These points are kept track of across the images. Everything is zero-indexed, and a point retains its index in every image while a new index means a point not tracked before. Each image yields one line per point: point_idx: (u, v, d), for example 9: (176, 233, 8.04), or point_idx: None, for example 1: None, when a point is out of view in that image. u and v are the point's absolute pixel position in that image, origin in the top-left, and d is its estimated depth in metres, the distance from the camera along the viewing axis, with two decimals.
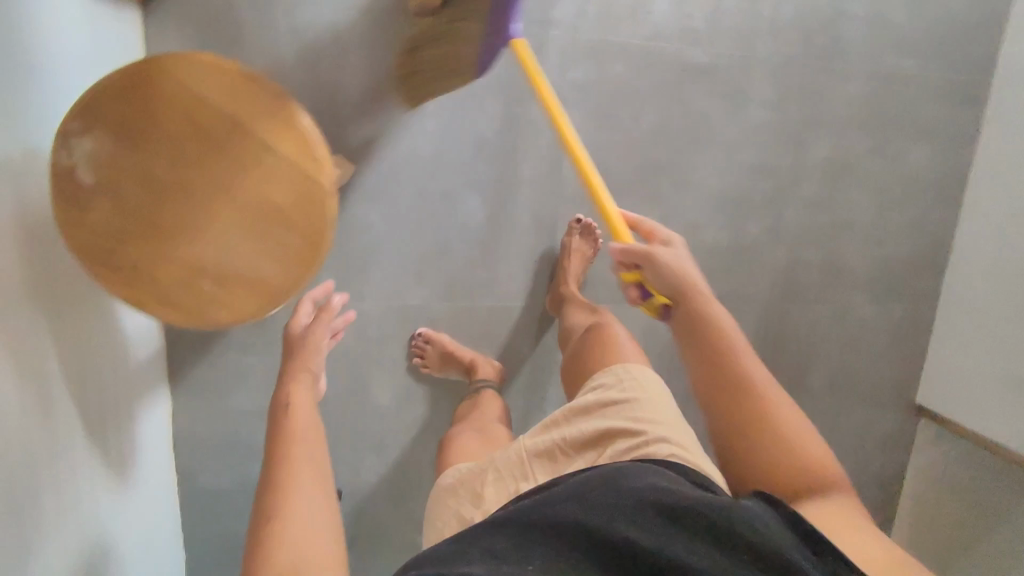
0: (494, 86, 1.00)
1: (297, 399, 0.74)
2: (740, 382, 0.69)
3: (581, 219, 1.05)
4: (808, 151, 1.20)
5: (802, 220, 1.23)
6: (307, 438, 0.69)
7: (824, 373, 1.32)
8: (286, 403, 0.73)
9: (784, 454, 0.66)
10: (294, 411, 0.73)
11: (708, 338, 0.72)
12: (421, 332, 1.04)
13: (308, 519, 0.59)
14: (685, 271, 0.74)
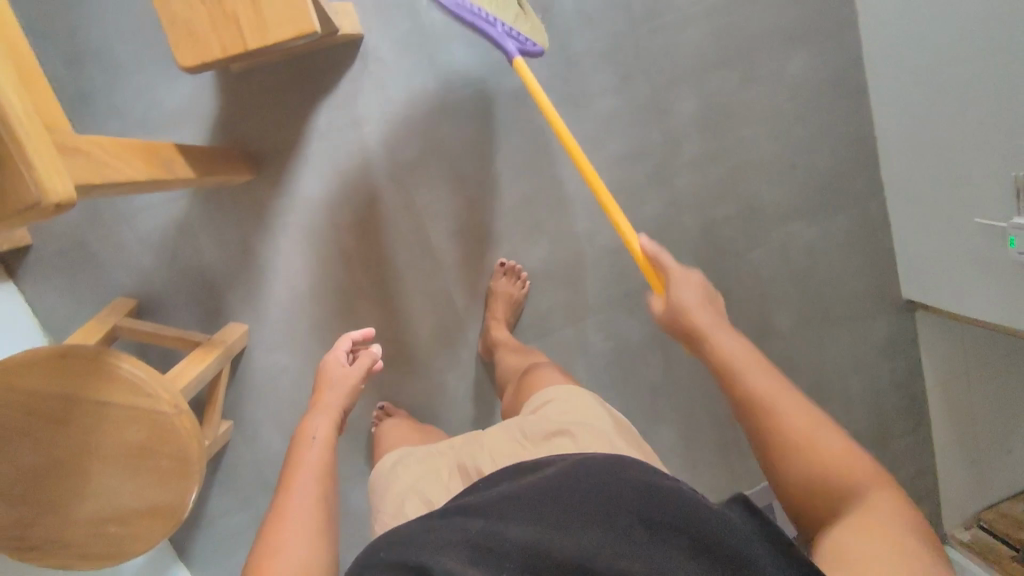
0: (336, 201, 1.03)
1: (324, 433, 0.73)
2: (768, 426, 0.57)
3: (506, 263, 1.09)
4: (674, 114, 1.15)
5: (699, 180, 1.18)
6: (316, 471, 0.67)
7: (787, 310, 1.29)
8: (308, 437, 0.72)
9: (823, 481, 0.54)
10: (317, 445, 0.71)
11: (728, 379, 0.61)
12: (382, 406, 1.09)
13: (304, 542, 0.59)
14: (690, 315, 0.67)
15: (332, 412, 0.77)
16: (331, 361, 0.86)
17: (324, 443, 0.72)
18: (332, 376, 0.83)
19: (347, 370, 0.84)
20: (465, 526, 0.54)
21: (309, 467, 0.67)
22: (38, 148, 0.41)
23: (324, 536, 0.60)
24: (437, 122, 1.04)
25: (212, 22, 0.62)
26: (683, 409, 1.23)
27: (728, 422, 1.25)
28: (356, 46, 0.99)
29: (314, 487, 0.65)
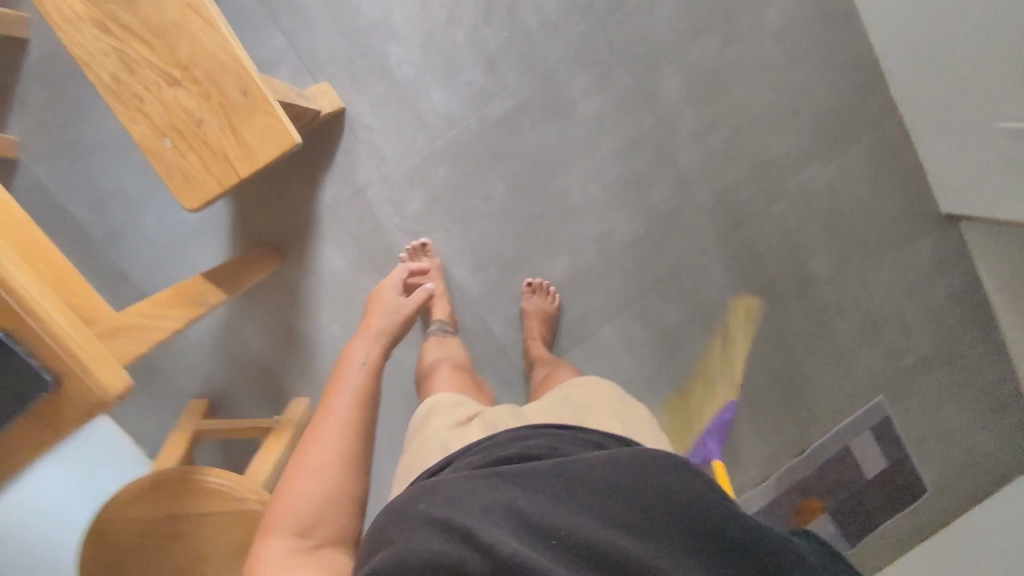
0: (360, 266, 1.05)
1: (371, 359, 0.73)
2: None
3: (533, 282, 1.11)
4: (662, 96, 1.13)
5: (702, 153, 1.17)
6: (355, 396, 0.68)
7: (823, 255, 1.26)
8: (355, 362, 0.72)
9: None
10: (362, 371, 0.71)
11: None
12: (428, 246, 1.05)
13: (337, 459, 0.62)
14: None
15: (381, 342, 0.77)
16: (384, 293, 0.88)
17: (367, 371, 0.71)
18: (385, 309, 0.84)
19: (398, 302, 0.86)
20: (543, 498, 0.49)
21: (348, 390, 0.68)
22: (88, 350, 0.46)
23: (355, 451, 0.64)
24: (434, 167, 1.06)
25: (208, 163, 0.65)
26: None
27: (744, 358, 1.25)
28: (341, 119, 1.01)
29: (351, 409, 0.66)
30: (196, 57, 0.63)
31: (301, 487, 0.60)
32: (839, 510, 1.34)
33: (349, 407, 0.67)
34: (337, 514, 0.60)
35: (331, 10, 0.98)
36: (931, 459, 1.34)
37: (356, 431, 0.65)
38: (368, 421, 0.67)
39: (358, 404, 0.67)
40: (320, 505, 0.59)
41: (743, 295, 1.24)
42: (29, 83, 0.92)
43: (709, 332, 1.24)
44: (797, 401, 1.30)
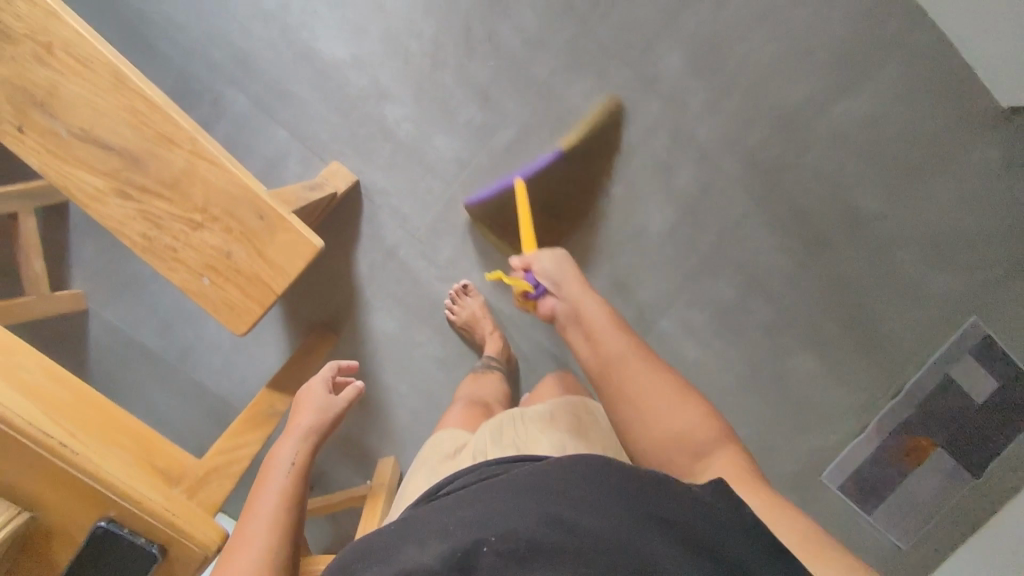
0: (409, 322, 1.08)
1: (300, 459, 0.68)
2: None
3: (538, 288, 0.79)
4: (664, 76, 1.10)
5: (718, 122, 1.12)
6: (281, 498, 0.64)
7: (875, 188, 1.16)
8: (282, 464, 0.67)
9: None
10: (290, 474, 0.66)
11: None
12: (467, 284, 1.06)
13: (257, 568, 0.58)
14: None
15: (312, 436, 0.72)
16: (314, 387, 0.77)
17: (296, 472, 0.67)
18: (318, 395, 0.77)
19: (328, 398, 0.77)
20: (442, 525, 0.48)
21: (271, 494, 0.64)
22: (197, 527, 0.52)
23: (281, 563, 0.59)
24: (454, 210, 1.06)
25: (245, 290, 0.69)
26: (804, 332, 1.21)
27: (810, 314, 1.21)
28: (356, 190, 1.04)
29: (277, 514, 0.62)
30: (209, 196, 0.67)
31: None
32: (958, 445, 1.22)
33: (276, 510, 0.63)
34: None
35: (321, 91, 1.00)
36: None
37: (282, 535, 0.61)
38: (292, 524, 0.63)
39: (287, 506, 0.64)
40: None
41: (798, 252, 1.18)
42: (78, 235, 0.99)
43: (767, 297, 1.19)
44: (881, 346, 1.22)
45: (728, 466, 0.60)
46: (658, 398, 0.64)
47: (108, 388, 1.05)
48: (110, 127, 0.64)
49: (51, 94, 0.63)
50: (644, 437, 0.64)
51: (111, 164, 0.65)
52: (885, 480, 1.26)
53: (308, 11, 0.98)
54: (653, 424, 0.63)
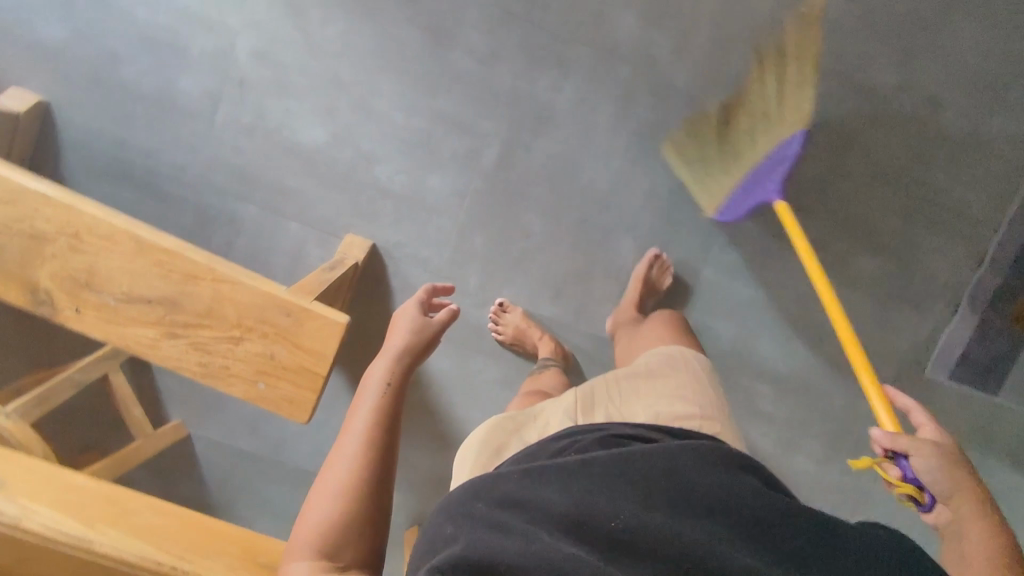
0: (463, 354, 1.13)
1: (395, 377, 0.71)
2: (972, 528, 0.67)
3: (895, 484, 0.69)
4: (624, 39, 1.07)
5: (696, 63, 1.10)
6: (376, 411, 0.67)
7: (883, 62, 1.10)
8: (378, 382, 0.70)
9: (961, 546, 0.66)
10: (383, 392, 0.69)
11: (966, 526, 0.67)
12: (501, 302, 1.11)
13: (350, 467, 0.63)
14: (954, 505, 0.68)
15: (405, 352, 0.74)
16: (408, 311, 0.80)
17: (391, 390, 0.70)
18: (414, 322, 0.78)
19: (424, 318, 0.79)
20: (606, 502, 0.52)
21: (368, 409, 0.67)
22: None
23: (379, 469, 0.64)
24: (471, 239, 1.10)
25: (300, 381, 0.76)
26: (852, 233, 1.17)
27: (854, 211, 1.16)
28: (376, 252, 1.09)
29: (373, 423, 0.66)
30: (243, 312, 0.74)
31: (318, 525, 0.59)
32: None
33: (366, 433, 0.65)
34: (352, 533, 0.60)
35: (316, 175, 1.05)
36: None
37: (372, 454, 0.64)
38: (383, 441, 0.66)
39: (376, 425, 0.66)
40: (333, 532, 0.60)
41: (818, 155, 1.14)
42: (161, 374, 1.10)
43: (803, 212, 1.16)
44: (947, 215, 1.15)
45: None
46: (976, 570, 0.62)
47: (231, 493, 1.17)
48: (144, 283, 0.72)
49: (91, 274, 0.72)
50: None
51: (155, 313, 0.73)
52: (999, 353, 1.19)
53: (284, 108, 1.03)
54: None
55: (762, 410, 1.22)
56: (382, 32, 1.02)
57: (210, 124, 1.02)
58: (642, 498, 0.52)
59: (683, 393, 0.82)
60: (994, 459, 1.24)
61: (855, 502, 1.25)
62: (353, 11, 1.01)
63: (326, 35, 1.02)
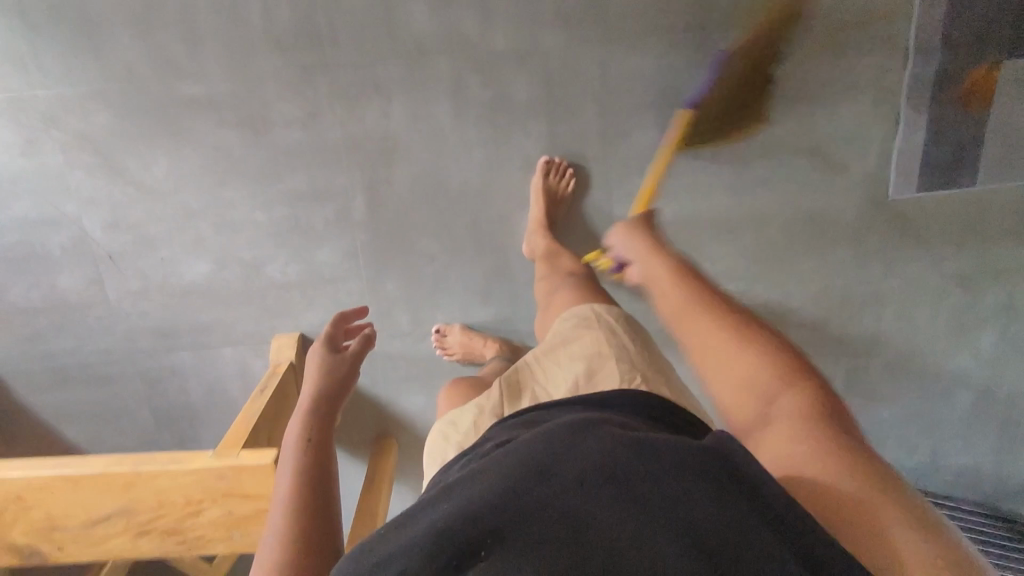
0: (431, 383, 1.18)
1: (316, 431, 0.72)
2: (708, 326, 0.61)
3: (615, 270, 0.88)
4: (424, 23, 0.93)
5: (512, 9, 0.94)
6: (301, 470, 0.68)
7: None
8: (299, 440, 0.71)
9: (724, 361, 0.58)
10: (305, 448, 0.70)
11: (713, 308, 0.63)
12: (438, 328, 1.12)
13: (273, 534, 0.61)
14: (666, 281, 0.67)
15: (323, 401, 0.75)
16: (320, 355, 0.80)
17: (315, 445, 0.71)
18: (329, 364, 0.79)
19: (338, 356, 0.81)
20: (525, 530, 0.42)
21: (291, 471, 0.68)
22: None
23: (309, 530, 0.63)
24: (383, 289, 1.09)
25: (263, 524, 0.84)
26: (757, 98, 1.04)
27: (749, 75, 1.02)
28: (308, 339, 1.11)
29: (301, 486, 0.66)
30: (185, 492, 0.82)
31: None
32: (1020, 41, 1.00)
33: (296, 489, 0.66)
34: None
35: (218, 305, 1.07)
36: None
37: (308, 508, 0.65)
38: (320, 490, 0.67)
39: (302, 484, 0.67)
40: None
41: (685, 38, 0.99)
42: None
43: (697, 104, 1.04)
44: (849, 32, 1.00)
45: (808, 458, 0.49)
46: (738, 364, 0.57)
47: None
48: (97, 506, 0.82)
49: (52, 518, 0.82)
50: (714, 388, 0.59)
51: (119, 523, 0.83)
52: (970, 142, 1.07)
53: (161, 260, 1.03)
54: (726, 377, 0.58)
55: (732, 304, 1.21)
56: (201, 148, 0.97)
57: (109, 305, 1.05)
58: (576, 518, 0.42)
59: (602, 356, 0.81)
60: (991, 242, 1.18)
61: (860, 337, 1.26)
62: (163, 145, 0.96)
63: (154, 179, 0.98)
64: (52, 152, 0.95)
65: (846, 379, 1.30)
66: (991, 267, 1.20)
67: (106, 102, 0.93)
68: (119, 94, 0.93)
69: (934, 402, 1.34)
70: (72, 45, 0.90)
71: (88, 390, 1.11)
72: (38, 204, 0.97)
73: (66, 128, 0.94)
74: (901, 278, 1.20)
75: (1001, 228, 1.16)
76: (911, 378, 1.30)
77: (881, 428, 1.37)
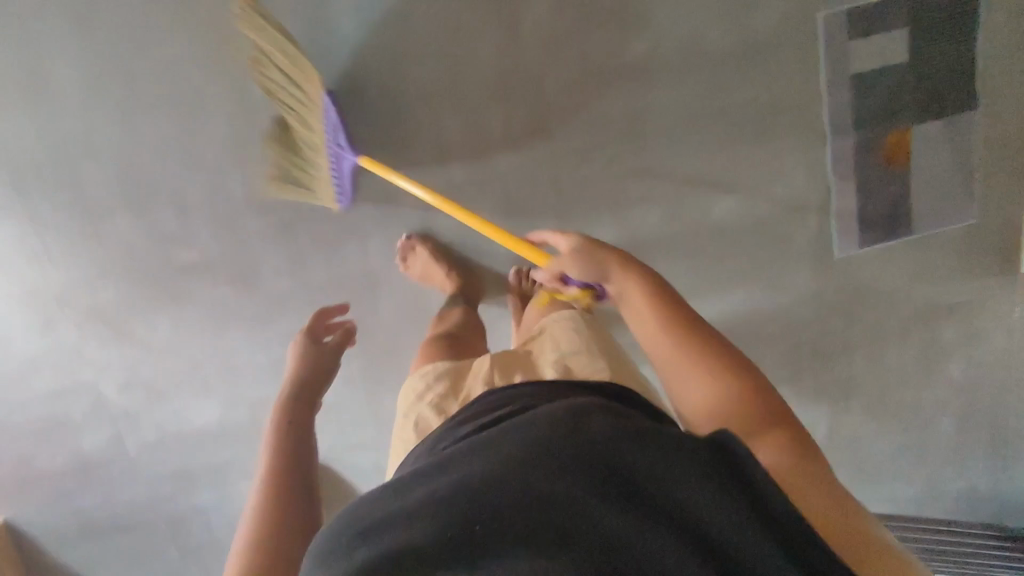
0: None
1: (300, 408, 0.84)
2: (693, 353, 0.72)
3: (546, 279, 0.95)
4: (388, 173, 1.04)
5: (464, 150, 1.05)
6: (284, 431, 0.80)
7: (627, 32, 1.02)
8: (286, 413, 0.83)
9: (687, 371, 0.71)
10: (288, 416, 0.82)
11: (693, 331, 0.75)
12: (411, 235, 1.07)
13: (269, 483, 0.74)
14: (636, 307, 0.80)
15: (303, 382, 0.88)
16: (303, 346, 0.94)
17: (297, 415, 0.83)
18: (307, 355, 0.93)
19: (319, 348, 0.94)
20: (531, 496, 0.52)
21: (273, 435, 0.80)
22: None
23: (289, 479, 0.75)
24: (382, 403, 1.19)
25: None
26: (698, 192, 1.14)
27: (689, 174, 1.12)
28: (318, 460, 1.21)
29: (281, 444, 0.79)
30: None
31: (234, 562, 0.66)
32: (926, 106, 1.11)
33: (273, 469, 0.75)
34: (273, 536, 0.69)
35: (232, 443, 1.16)
36: None
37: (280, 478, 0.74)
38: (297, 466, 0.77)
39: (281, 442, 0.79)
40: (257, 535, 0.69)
41: (625, 151, 1.09)
42: None
43: (645, 205, 1.14)
44: (771, 123, 1.11)
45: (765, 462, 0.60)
46: (705, 385, 0.69)
47: None
48: None
49: None
50: (674, 392, 0.73)
51: None
52: (901, 198, 1.17)
53: (173, 410, 1.12)
54: (686, 390, 0.71)
55: None
56: (200, 308, 1.07)
57: (130, 455, 1.15)
58: (580, 488, 0.52)
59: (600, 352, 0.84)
60: (945, 282, 1.26)
61: (831, 380, 1.35)
62: (166, 308, 1.06)
63: (160, 340, 1.07)
64: (67, 330, 1.05)
65: (825, 416, 1.40)
66: (950, 303, 1.27)
67: (112, 282, 1.04)
68: (123, 272, 1.03)
69: (920, 431, 1.41)
70: (78, 236, 1.01)
71: (119, 531, 1.22)
72: (58, 376, 1.08)
73: (78, 307, 1.04)
74: (863, 325, 1.29)
75: (949, 270, 1.25)
76: (891, 411, 1.39)
77: (872, 459, 1.45)
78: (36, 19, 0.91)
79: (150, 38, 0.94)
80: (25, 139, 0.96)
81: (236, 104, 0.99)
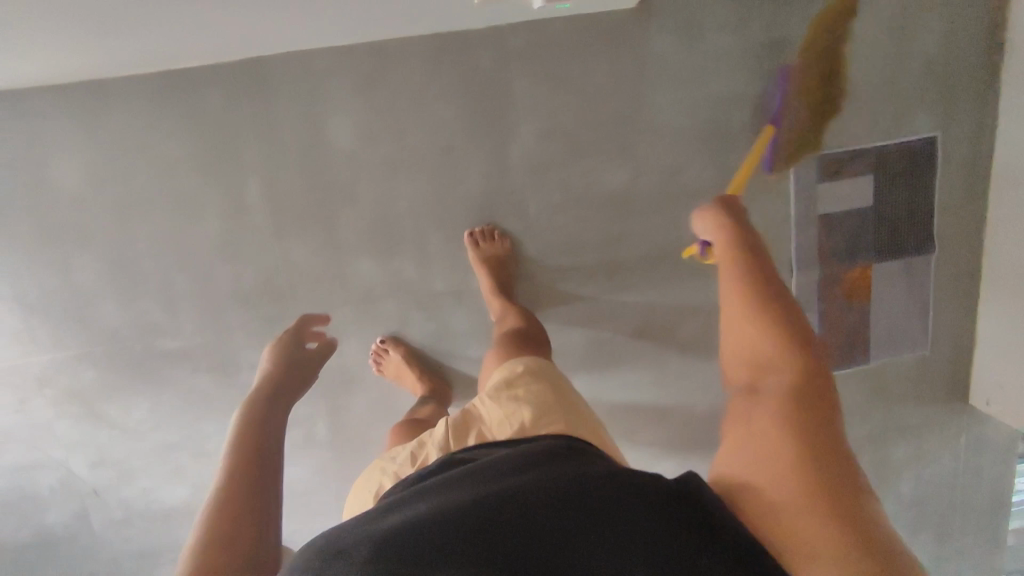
0: None
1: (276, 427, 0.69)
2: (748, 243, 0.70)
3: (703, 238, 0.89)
4: (372, 280, 1.08)
5: (447, 263, 1.09)
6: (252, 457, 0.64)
7: (609, 165, 1.08)
8: (253, 434, 0.67)
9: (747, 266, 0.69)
10: (258, 437, 0.67)
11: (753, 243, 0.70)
12: (385, 337, 1.11)
13: (228, 529, 0.58)
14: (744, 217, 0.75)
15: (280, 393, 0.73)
16: (285, 351, 0.79)
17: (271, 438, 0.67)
18: (283, 359, 0.78)
19: (303, 357, 0.79)
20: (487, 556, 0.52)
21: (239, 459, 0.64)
22: None
23: (253, 519, 0.60)
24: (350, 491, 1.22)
25: None
26: (667, 311, 1.20)
27: (659, 295, 1.18)
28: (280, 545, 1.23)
29: (248, 469, 0.63)
30: None
31: None
32: (887, 246, 1.18)
33: (230, 493, 0.61)
34: None
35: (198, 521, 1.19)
36: (857, 132, 1.12)
37: (243, 502, 0.61)
38: (262, 487, 0.62)
39: (248, 466, 0.63)
40: None
41: (600, 270, 1.15)
42: None
43: (616, 320, 1.20)
44: None
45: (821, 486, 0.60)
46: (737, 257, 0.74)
47: None
48: None
49: None
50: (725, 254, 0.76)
51: None
52: (858, 329, 1.24)
53: (141, 489, 1.15)
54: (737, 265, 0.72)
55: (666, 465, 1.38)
56: (177, 394, 1.09)
57: (95, 525, 1.17)
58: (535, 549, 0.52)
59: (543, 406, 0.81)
60: (897, 408, 1.32)
61: None
62: (144, 393, 1.08)
63: (134, 422, 1.10)
64: (43, 406, 1.07)
65: None
66: (901, 427, 1.34)
67: (92, 366, 1.06)
68: (103, 357, 1.06)
69: None
70: (62, 321, 1.04)
71: None
72: (29, 451, 1.09)
73: (56, 387, 1.06)
74: None
75: (902, 398, 1.31)
76: None
77: None
78: (44, 115, 0.95)
79: (153, 144, 0.98)
80: (20, 226, 0.99)
81: (230, 209, 1.02)
